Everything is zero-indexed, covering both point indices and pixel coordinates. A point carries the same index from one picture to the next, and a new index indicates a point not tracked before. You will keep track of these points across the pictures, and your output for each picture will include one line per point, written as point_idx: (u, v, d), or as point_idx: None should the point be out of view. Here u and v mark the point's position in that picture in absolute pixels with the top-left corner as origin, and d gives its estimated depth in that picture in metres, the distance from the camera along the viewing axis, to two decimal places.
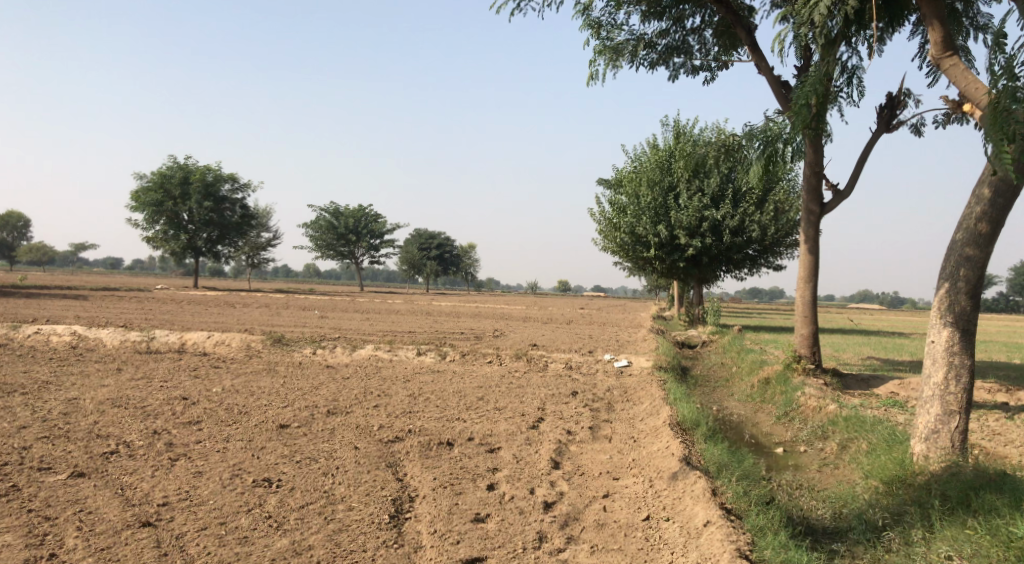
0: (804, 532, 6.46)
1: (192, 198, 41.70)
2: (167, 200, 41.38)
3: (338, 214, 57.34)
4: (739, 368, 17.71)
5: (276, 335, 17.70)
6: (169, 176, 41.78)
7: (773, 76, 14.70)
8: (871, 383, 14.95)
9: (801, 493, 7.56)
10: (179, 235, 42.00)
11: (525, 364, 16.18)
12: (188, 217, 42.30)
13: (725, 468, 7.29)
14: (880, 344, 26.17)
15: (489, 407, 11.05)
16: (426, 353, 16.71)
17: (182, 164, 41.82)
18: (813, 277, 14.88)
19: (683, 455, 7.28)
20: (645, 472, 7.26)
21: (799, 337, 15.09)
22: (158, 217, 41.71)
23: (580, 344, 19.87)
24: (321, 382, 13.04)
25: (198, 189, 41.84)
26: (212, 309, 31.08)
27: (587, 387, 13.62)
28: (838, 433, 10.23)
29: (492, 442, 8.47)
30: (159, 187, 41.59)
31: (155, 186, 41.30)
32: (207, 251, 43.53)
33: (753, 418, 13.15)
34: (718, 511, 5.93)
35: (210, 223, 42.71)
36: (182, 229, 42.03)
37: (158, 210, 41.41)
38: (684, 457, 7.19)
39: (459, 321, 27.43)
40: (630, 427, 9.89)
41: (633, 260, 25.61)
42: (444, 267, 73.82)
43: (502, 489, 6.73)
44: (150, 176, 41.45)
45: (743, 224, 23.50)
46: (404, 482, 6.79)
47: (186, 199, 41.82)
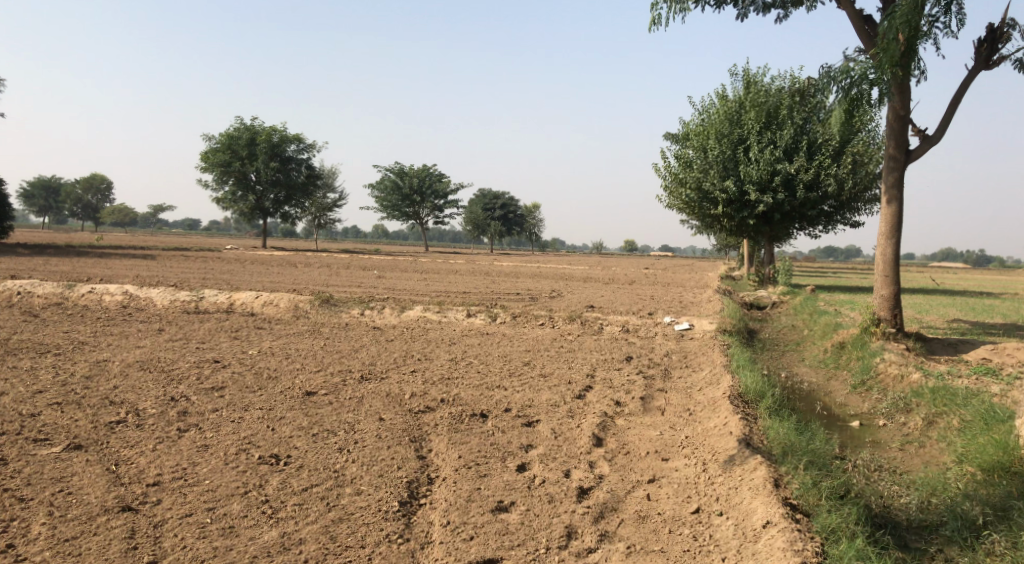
0: (886, 532, 5.69)
1: (258, 158, 41.70)
2: (235, 160, 41.49)
3: (403, 174, 56.98)
4: (810, 331, 16.58)
5: (326, 296, 17.20)
6: (236, 137, 41.86)
7: (855, 10, 13.35)
8: (959, 349, 13.67)
9: (880, 478, 6.68)
10: (247, 196, 42.24)
11: (580, 326, 15.37)
12: (256, 178, 42.43)
13: (791, 449, 6.43)
14: (966, 306, 24.48)
15: (535, 373, 10.30)
16: (477, 315, 16.04)
17: (249, 125, 41.83)
18: (896, 233, 13.55)
19: (744, 435, 6.47)
20: (700, 452, 6.47)
21: (879, 298, 13.91)
22: (226, 178, 41.93)
23: (640, 305, 18.91)
24: (363, 345, 12.47)
25: (265, 150, 41.84)
26: (274, 269, 31.02)
27: (643, 352, 12.76)
28: (923, 407, 9.18)
29: (530, 415, 7.72)
30: (227, 148, 41.79)
31: (223, 148, 41.47)
32: (274, 212, 43.71)
33: (826, 386, 12.11)
34: (780, 509, 5.36)
35: (278, 184, 42.78)
36: (250, 190, 42.24)
37: (226, 171, 41.57)
38: (744, 438, 6.39)
39: (517, 281, 26.64)
40: (686, 398, 9.02)
41: (700, 217, 24.39)
42: (509, 227, 73.13)
43: (533, 471, 6.08)
44: (218, 138, 41.64)
45: (818, 177, 22.04)
46: (427, 461, 6.15)
47: (254, 159, 41.90)
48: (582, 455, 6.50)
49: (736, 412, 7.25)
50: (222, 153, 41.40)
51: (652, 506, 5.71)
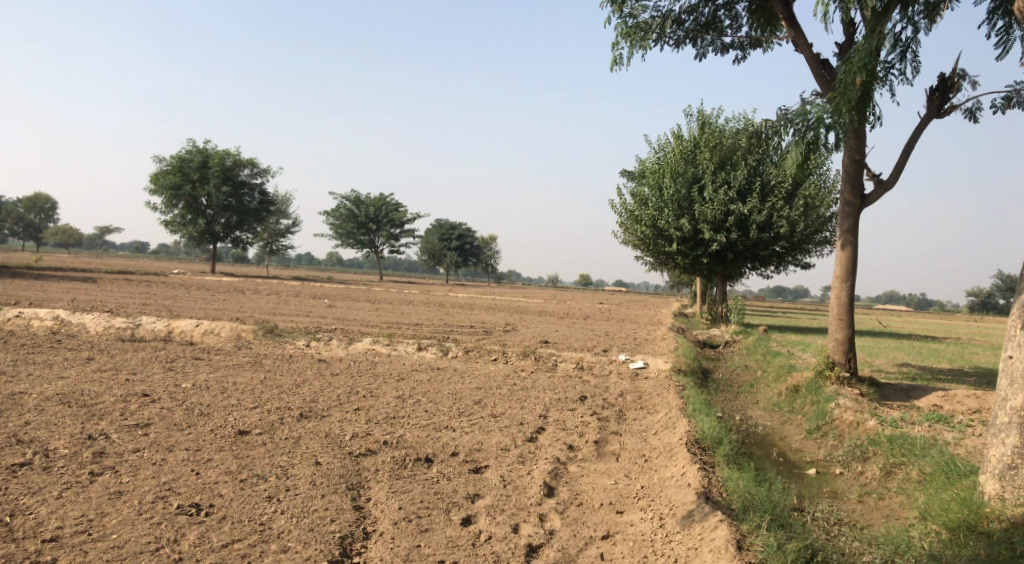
0: None
1: (210, 181, 40.77)
2: (186, 183, 40.46)
3: (359, 202, 56.35)
4: (764, 372, 16.44)
5: (271, 326, 16.56)
6: (188, 159, 40.86)
7: (813, 54, 13.39)
8: (911, 395, 13.60)
9: (843, 534, 6.42)
10: (197, 221, 41.17)
11: (532, 363, 15.00)
12: (207, 202, 41.46)
13: (752, 504, 6.16)
14: (914, 349, 24.72)
15: (484, 413, 9.87)
16: (427, 349, 15.56)
17: (201, 147, 40.88)
18: (850, 276, 13.50)
19: (704, 488, 6.17)
20: (656, 506, 6.16)
21: (833, 341, 13.76)
22: (175, 202, 40.61)
23: (595, 341, 18.63)
24: (306, 379, 11.91)
25: (217, 174, 40.97)
26: (221, 295, 30.12)
27: (597, 392, 12.42)
28: (880, 456, 8.98)
29: (477, 459, 7.30)
30: (178, 170, 40.71)
31: (174, 170, 40.37)
32: (225, 237, 42.70)
33: (780, 431, 11.90)
34: None
35: (229, 209, 41.85)
36: (201, 214, 41.19)
37: (176, 194, 40.36)
38: (703, 492, 6.09)
39: (470, 314, 26.18)
40: (640, 443, 8.69)
41: (654, 254, 24.32)
42: (464, 258, 72.75)
43: (477, 525, 5.75)
44: (169, 160, 40.55)
45: (771, 219, 22.17)
46: (366, 512, 5.79)
47: (205, 183, 40.97)
48: (531, 506, 6.15)
49: (693, 460, 6.95)
50: (173, 176, 40.26)
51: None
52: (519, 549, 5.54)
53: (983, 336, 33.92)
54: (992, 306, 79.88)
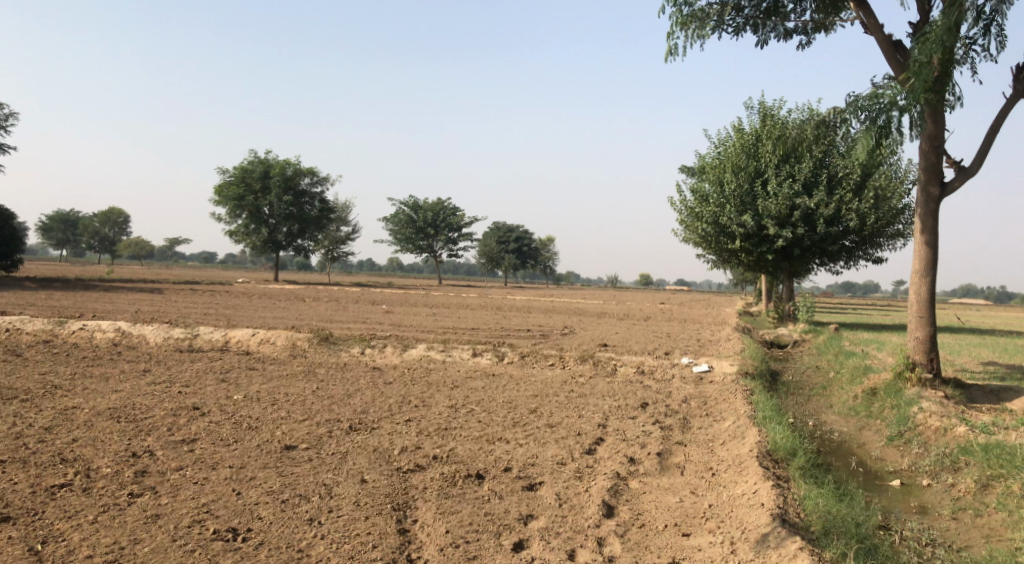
0: None
1: (271, 191, 41.32)
2: (249, 194, 41.06)
3: (417, 207, 56.53)
4: (836, 373, 15.64)
5: (326, 333, 16.42)
6: (250, 170, 41.44)
7: (885, 36, 12.61)
8: (1000, 397, 12.71)
9: None
10: (260, 230, 41.71)
11: (592, 367, 14.51)
12: (269, 211, 42.01)
13: (836, 528, 5.63)
14: (997, 346, 23.45)
15: (541, 423, 9.43)
16: (483, 355, 15.20)
17: (262, 158, 41.42)
18: (930, 270, 12.68)
19: (782, 512, 5.68)
20: (726, 529, 5.69)
21: (913, 341, 12.93)
22: (239, 212, 41.32)
23: (657, 344, 18.02)
24: (359, 388, 11.64)
25: (278, 184, 41.48)
26: (281, 303, 30.35)
27: (660, 397, 11.89)
28: (973, 467, 8.28)
29: (532, 475, 6.88)
30: (241, 181, 41.34)
31: (237, 181, 40.99)
32: (287, 246, 43.20)
33: (858, 437, 11.19)
34: None
35: (291, 217, 42.32)
36: (263, 223, 41.74)
37: (239, 205, 41.03)
38: (781, 515, 5.60)
39: (528, 318, 25.77)
40: (707, 455, 8.15)
41: (717, 252, 23.53)
42: (523, 260, 72.50)
43: (528, 552, 5.36)
44: (232, 171, 41.18)
45: (839, 212, 21.24)
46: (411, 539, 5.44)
47: (267, 193, 41.55)
48: (589, 530, 5.72)
49: (766, 476, 6.43)
50: (236, 187, 40.91)
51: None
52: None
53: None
54: None
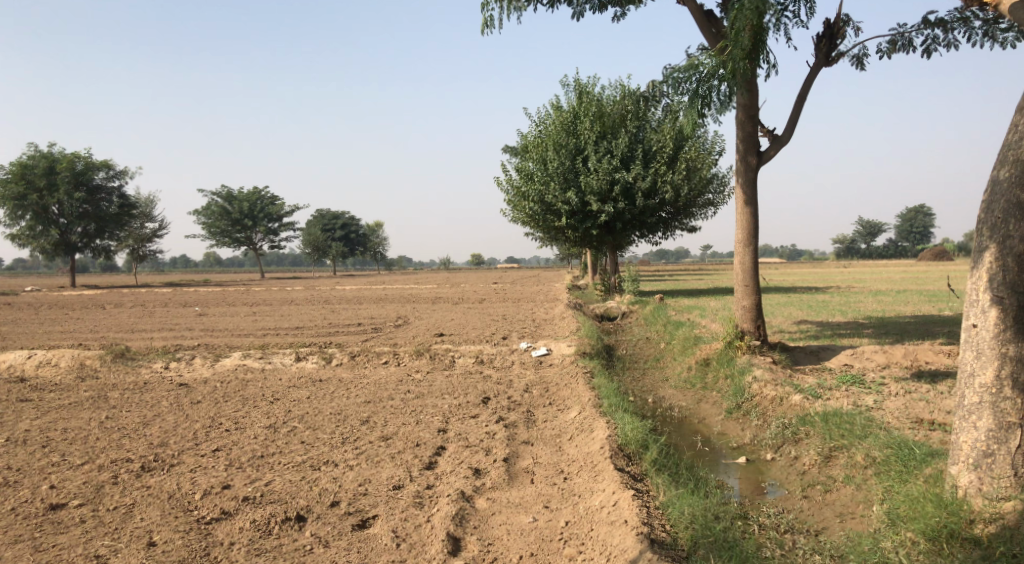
0: None
1: (60, 187, 36.98)
2: (32, 192, 36.58)
3: (231, 198, 53.11)
4: (669, 344, 15.65)
5: (121, 348, 14.53)
6: (30, 166, 36.84)
7: (697, 7, 12.47)
8: (820, 356, 13.03)
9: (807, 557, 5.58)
10: (49, 231, 37.29)
11: (426, 361, 13.63)
12: (58, 210, 37.63)
13: (704, 541, 5.15)
14: (804, 303, 24.78)
15: (373, 436, 8.44)
16: (307, 358, 13.93)
17: (45, 152, 37.02)
18: (752, 239, 12.75)
19: (647, 528, 5.13)
20: (589, 556, 5.05)
21: (741, 309, 12.98)
22: (21, 213, 36.67)
23: (491, 328, 17.43)
24: (159, 412, 10.15)
25: (67, 179, 37.26)
26: (76, 314, 27.24)
27: (499, 388, 11.21)
28: (813, 435, 8.15)
29: (364, 508, 5.93)
30: (20, 179, 36.64)
31: (15, 178, 36.32)
32: (84, 247, 39.03)
33: (697, 412, 11.03)
34: None
35: (85, 216, 38.27)
36: (52, 224, 37.35)
37: (20, 205, 36.42)
38: (645, 534, 5.03)
39: (356, 309, 24.47)
40: (556, 455, 7.50)
41: (544, 230, 23.26)
42: (350, 248, 70.40)
43: None
44: (8, 167, 36.28)
45: (655, 185, 21.49)
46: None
47: (53, 190, 37.11)
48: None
49: (624, 483, 5.86)
50: (14, 186, 36.26)
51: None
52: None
53: (859, 282, 34.87)
54: (855, 249, 84.03)
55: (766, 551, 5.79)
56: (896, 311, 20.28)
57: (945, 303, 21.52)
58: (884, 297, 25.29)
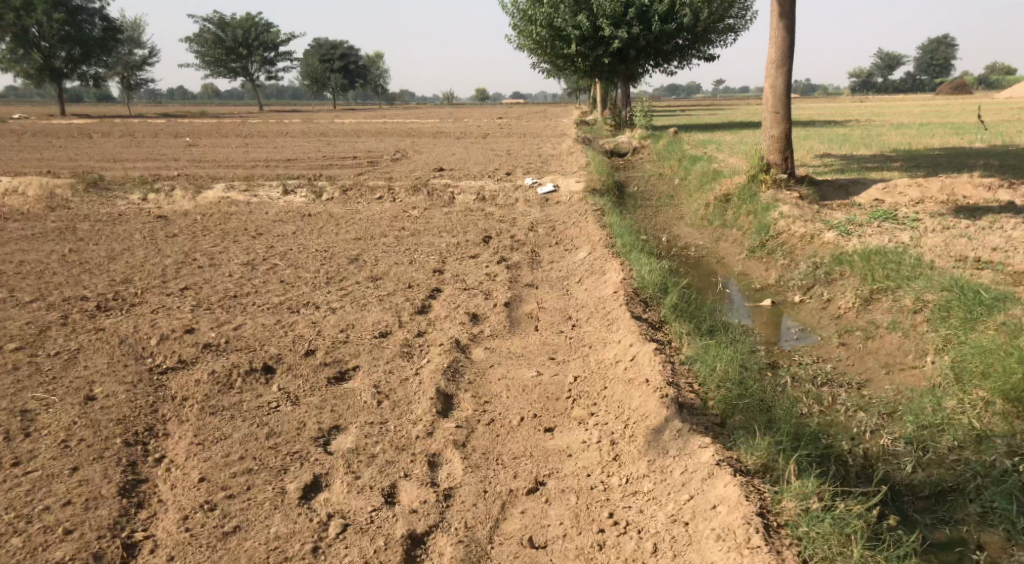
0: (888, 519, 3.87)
1: (38, 7, 34.53)
2: (9, 13, 34.13)
3: (224, 24, 50.29)
4: (684, 180, 14.57)
5: (96, 178, 13.52)
6: None
7: None
8: (849, 192, 11.93)
9: (850, 425, 4.85)
10: (31, 56, 35.16)
11: (424, 197, 12.65)
12: (40, 33, 35.27)
13: (738, 406, 4.38)
14: (824, 137, 23.35)
15: (360, 276, 7.60)
16: (296, 193, 12.95)
17: None
18: (786, 58, 11.46)
19: (673, 392, 4.36)
20: (608, 425, 4.32)
21: (767, 140, 11.81)
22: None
23: (495, 163, 16.30)
24: (130, 246, 9.32)
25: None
26: (63, 144, 25.97)
27: (502, 226, 10.28)
28: (849, 276, 7.25)
29: (341, 358, 5.15)
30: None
31: None
32: (72, 75, 36.93)
33: (716, 252, 10.13)
34: (756, 538, 3.44)
35: (69, 40, 35.85)
36: (34, 47, 35.13)
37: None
38: (673, 400, 4.26)
39: (353, 143, 23.19)
40: (563, 299, 6.69)
41: (552, 58, 21.58)
42: (350, 80, 67.59)
43: (326, 500, 3.82)
44: None
45: (673, 8, 19.66)
46: (144, 524, 3.69)
47: (31, 11, 34.68)
48: (416, 448, 4.15)
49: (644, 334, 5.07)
50: None
51: (535, 559, 3.59)
52: (392, 546, 3.59)
53: (879, 116, 33.06)
54: (872, 84, 80.76)
55: (803, 409, 5.01)
56: (924, 145, 18.95)
57: (977, 136, 20.11)
58: (909, 130, 23.80)
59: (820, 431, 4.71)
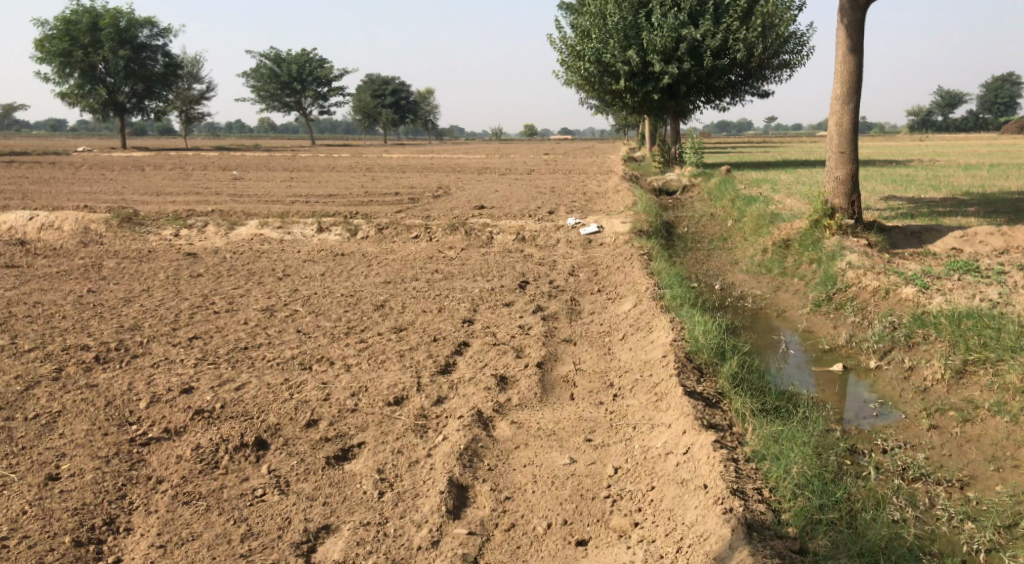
0: None
1: (105, 44, 34.54)
2: (77, 49, 34.26)
3: (280, 60, 50.98)
4: (737, 221, 13.74)
5: (131, 212, 13.20)
6: (75, 21, 34.56)
7: None
8: (922, 239, 10.96)
9: (954, 540, 4.04)
10: (98, 91, 35.23)
11: (462, 237, 12.03)
12: (106, 69, 35.42)
13: (823, 528, 3.63)
14: (886, 177, 22.25)
15: (384, 326, 6.96)
16: (331, 230, 12.43)
17: (88, 6, 34.50)
18: (853, 94, 10.64)
19: (740, 510, 3.61)
20: (655, 540, 3.57)
21: (832, 181, 10.91)
22: (69, 70, 34.67)
23: (539, 202, 15.66)
24: (150, 286, 8.85)
25: (112, 36, 34.69)
26: (112, 176, 26.03)
27: (541, 270, 9.59)
28: (936, 341, 6.37)
29: (346, 431, 4.48)
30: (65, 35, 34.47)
31: (61, 34, 34.13)
32: (135, 109, 37.09)
33: (775, 303, 9.28)
34: None
35: (133, 75, 35.97)
36: (100, 83, 35.27)
37: (68, 62, 34.35)
38: (742, 521, 3.51)
39: (398, 178, 22.77)
40: (604, 361, 5.93)
41: (600, 94, 20.96)
42: (401, 115, 67.98)
43: None
44: (52, 22, 34.11)
45: (726, 44, 18.98)
46: None
47: (99, 47, 34.79)
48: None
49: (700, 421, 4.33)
50: (61, 42, 34.11)
51: None
52: None
53: (942, 155, 31.69)
54: (931, 123, 78.63)
55: (894, 513, 4.18)
56: (996, 188, 17.80)
57: None
58: (976, 171, 22.59)
59: (921, 551, 3.91)
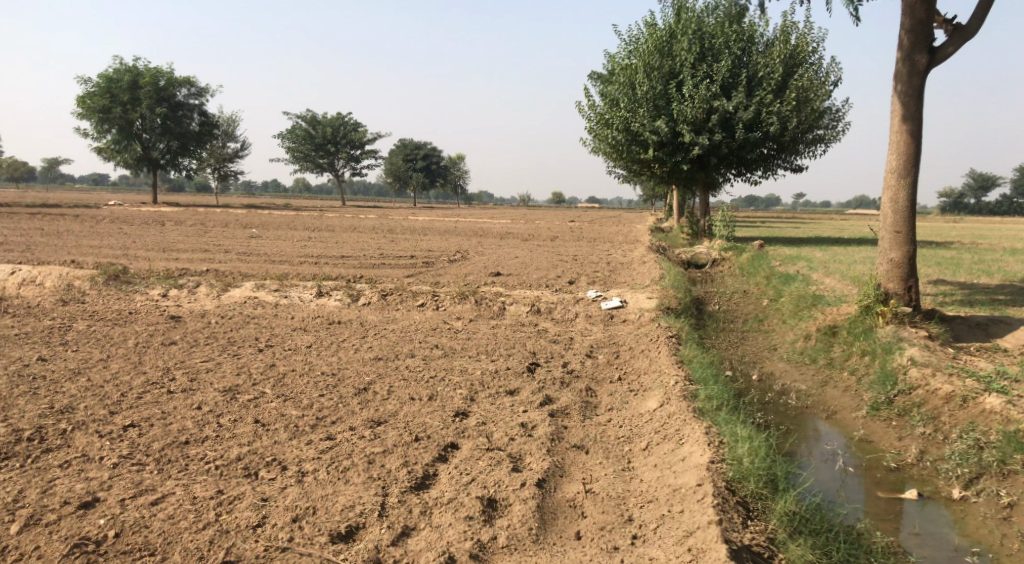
0: None
1: (143, 102, 34.28)
2: (115, 106, 33.92)
3: (316, 122, 51.00)
4: (774, 300, 12.50)
5: (121, 268, 12.27)
6: (116, 79, 34.34)
7: None
8: (989, 332, 9.60)
9: None
10: (133, 147, 34.82)
11: (472, 307, 10.91)
12: (143, 126, 35.11)
13: None
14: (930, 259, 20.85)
15: (360, 418, 5.79)
16: (331, 295, 11.40)
17: (129, 64, 34.38)
18: (911, 168, 9.48)
19: None
20: None
21: (885, 263, 9.65)
22: (106, 126, 34.29)
23: (560, 271, 14.56)
24: (111, 355, 7.85)
25: (150, 94, 34.51)
26: (127, 229, 25.31)
27: (553, 349, 8.44)
28: None
29: None
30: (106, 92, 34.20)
31: (100, 91, 33.84)
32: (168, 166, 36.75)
33: (824, 400, 7.99)
34: None
35: (168, 133, 35.69)
36: (136, 139, 34.87)
37: (105, 118, 33.95)
38: None
39: (418, 241, 21.83)
40: (623, 481, 4.73)
41: (628, 163, 20.01)
42: (431, 178, 67.65)
43: None
44: (93, 80, 33.87)
45: (759, 116, 17.95)
46: None
47: (137, 105, 34.50)
48: None
49: None
50: (100, 98, 33.81)
51: None
52: None
53: (985, 238, 30.08)
54: (965, 206, 76.75)
55: None
56: None
57: None
58: None
59: None
